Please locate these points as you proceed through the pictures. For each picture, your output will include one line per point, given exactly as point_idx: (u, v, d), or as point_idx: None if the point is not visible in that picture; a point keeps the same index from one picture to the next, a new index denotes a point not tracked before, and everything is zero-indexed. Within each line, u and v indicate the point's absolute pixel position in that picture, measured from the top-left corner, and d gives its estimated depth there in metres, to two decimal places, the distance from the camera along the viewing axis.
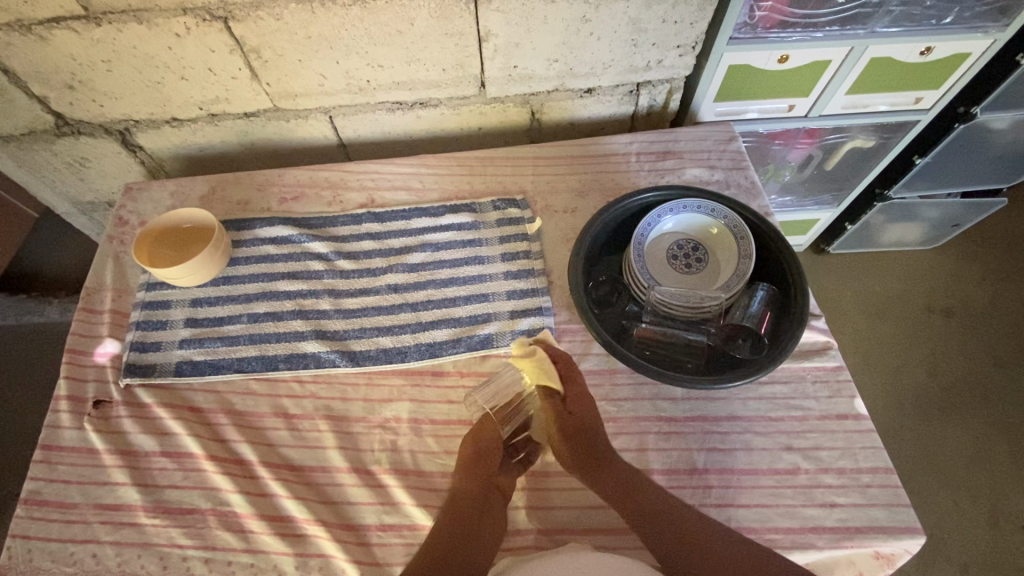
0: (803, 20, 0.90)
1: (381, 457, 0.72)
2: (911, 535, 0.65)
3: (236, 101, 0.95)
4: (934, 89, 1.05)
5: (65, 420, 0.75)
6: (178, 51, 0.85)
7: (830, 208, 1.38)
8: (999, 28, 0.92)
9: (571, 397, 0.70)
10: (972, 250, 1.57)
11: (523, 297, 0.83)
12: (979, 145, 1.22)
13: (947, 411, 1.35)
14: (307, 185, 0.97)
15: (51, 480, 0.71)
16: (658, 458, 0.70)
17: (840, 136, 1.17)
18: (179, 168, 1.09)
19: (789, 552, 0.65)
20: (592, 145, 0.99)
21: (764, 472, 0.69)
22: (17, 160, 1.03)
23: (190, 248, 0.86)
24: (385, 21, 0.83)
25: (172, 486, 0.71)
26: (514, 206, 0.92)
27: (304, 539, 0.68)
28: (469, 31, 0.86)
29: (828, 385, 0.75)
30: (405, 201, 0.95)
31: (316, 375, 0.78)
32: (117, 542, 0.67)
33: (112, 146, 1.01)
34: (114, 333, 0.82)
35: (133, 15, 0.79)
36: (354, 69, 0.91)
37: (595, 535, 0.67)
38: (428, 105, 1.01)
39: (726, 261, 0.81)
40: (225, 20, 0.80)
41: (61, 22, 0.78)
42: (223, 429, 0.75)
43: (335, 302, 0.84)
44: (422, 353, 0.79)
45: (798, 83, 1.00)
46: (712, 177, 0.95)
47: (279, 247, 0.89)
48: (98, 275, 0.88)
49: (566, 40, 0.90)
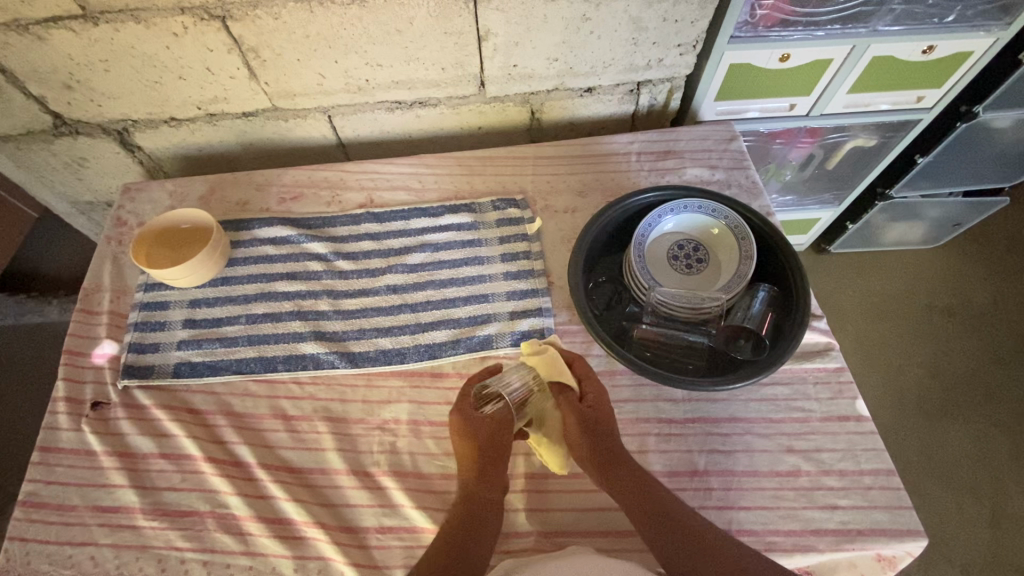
0: (804, 18, 0.90)
1: (380, 459, 0.72)
2: (913, 537, 0.65)
3: (235, 101, 0.94)
4: (936, 88, 1.04)
5: (62, 421, 0.75)
6: (176, 50, 0.84)
7: (831, 208, 1.37)
8: (1001, 26, 0.92)
9: (589, 394, 0.70)
10: (973, 249, 1.56)
11: (522, 298, 0.82)
12: (981, 144, 1.22)
13: (948, 411, 1.35)
14: (306, 184, 0.97)
15: (49, 482, 0.71)
16: (658, 460, 0.70)
17: (841, 135, 1.17)
18: (178, 168, 1.08)
19: (790, 555, 0.65)
20: (593, 144, 0.98)
21: (765, 474, 0.69)
22: (16, 160, 1.03)
23: (188, 249, 0.86)
24: (384, 20, 0.83)
25: (170, 488, 0.70)
26: (514, 206, 0.92)
27: (302, 541, 0.67)
28: (468, 31, 0.86)
29: (829, 386, 0.75)
30: (404, 201, 0.95)
31: (315, 377, 0.78)
32: (115, 545, 0.67)
33: (111, 146, 1.01)
34: (112, 334, 0.82)
35: (131, 14, 0.78)
36: (353, 69, 0.90)
37: (596, 537, 0.66)
38: (427, 105, 1.00)
39: (727, 262, 0.81)
40: (223, 20, 0.80)
41: (58, 22, 0.78)
42: (222, 430, 0.74)
43: (334, 303, 0.84)
44: (421, 354, 0.79)
45: (799, 82, 1.00)
46: (713, 177, 0.94)
47: (277, 247, 0.89)
48: (96, 275, 0.88)
49: (566, 39, 0.90)
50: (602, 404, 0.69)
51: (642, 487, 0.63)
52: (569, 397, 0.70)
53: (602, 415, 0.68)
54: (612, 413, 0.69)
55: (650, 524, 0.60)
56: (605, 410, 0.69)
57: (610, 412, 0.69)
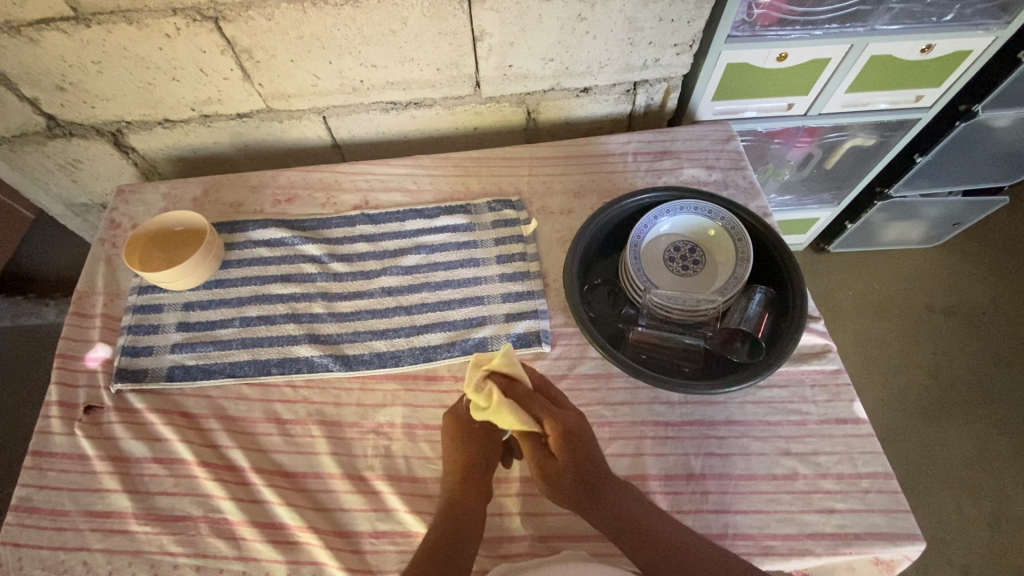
0: (802, 17, 0.89)
1: (375, 463, 0.71)
2: (912, 541, 0.64)
3: (229, 102, 0.94)
4: (934, 87, 1.04)
5: (55, 425, 0.74)
6: (168, 52, 0.84)
7: (830, 208, 1.37)
8: (1000, 25, 0.91)
9: (554, 435, 0.60)
10: (973, 249, 1.56)
11: (518, 300, 0.82)
12: (981, 143, 1.21)
13: (949, 412, 1.34)
14: (301, 186, 0.97)
15: (41, 487, 0.70)
16: (655, 463, 0.70)
17: (839, 135, 1.16)
18: (173, 170, 1.08)
19: (787, 559, 0.64)
20: (589, 145, 0.98)
21: (762, 477, 0.68)
22: (10, 163, 1.02)
23: (182, 251, 0.85)
24: (379, 20, 0.82)
25: (164, 493, 0.70)
26: (509, 207, 0.91)
27: (296, 546, 0.67)
28: (463, 31, 0.85)
29: (827, 388, 0.74)
30: (399, 202, 0.94)
31: (309, 380, 0.78)
32: (108, 550, 0.67)
33: (104, 147, 1.00)
34: (106, 338, 0.81)
35: (122, 16, 0.78)
36: (347, 70, 0.90)
37: (591, 542, 0.66)
38: (423, 105, 1.00)
39: (724, 263, 0.80)
40: (216, 21, 0.79)
41: (49, 24, 0.77)
42: (216, 434, 0.74)
43: (328, 306, 0.83)
44: (416, 357, 0.78)
45: (797, 81, 0.99)
46: (710, 178, 0.94)
47: (272, 249, 0.88)
48: (90, 278, 0.87)
49: (561, 40, 0.89)
50: (574, 440, 0.61)
51: (639, 519, 0.61)
52: (530, 438, 0.62)
53: (578, 449, 0.60)
54: (592, 440, 0.62)
55: (647, 552, 0.59)
56: (582, 444, 0.61)
57: (588, 441, 0.62)
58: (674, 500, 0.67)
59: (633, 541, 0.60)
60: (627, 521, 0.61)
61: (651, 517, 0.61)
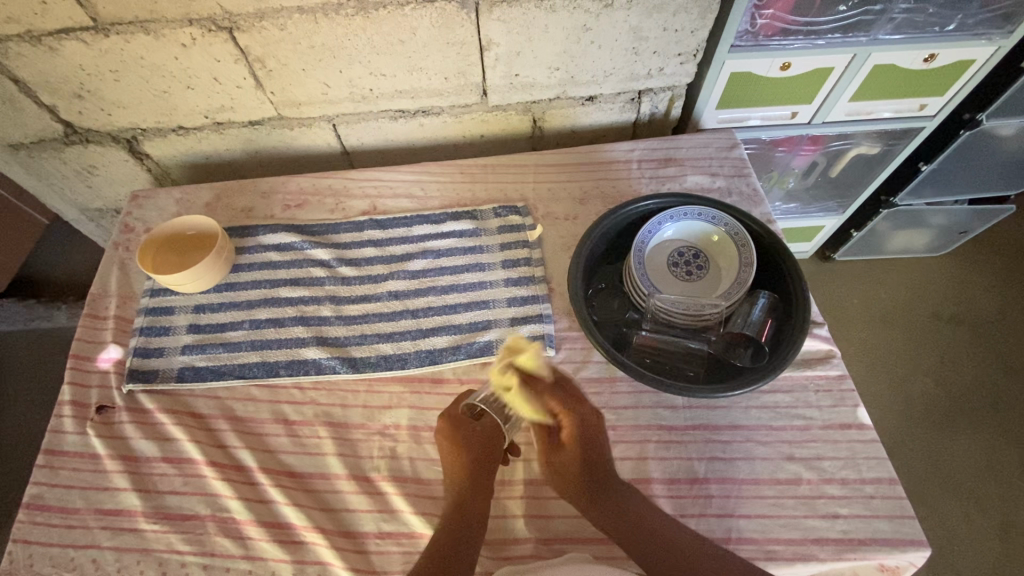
0: (804, 27, 0.90)
1: (380, 464, 0.72)
2: (917, 548, 0.64)
3: (242, 110, 0.96)
4: (938, 96, 1.04)
5: (68, 424, 0.76)
6: (183, 60, 0.86)
7: (836, 216, 1.36)
8: (1003, 35, 0.92)
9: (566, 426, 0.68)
10: (981, 258, 1.55)
11: (522, 304, 0.83)
12: (986, 152, 1.21)
13: (957, 420, 1.33)
14: (310, 192, 0.98)
15: (53, 485, 0.72)
16: (658, 467, 0.70)
17: (844, 143, 1.17)
18: (186, 175, 1.10)
19: (792, 563, 0.64)
20: (594, 152, 0.99)
21: (766, 481, 0.69)
22: (26, 168, 1.05)
23: (193, 254, 0.88)
24: (387, 30, 0.84)
25: (172, 492, 0.71)
26: (515, 213, 0.92)
27: (302, 546, 0.68)
28: (470, 40, 0.87)
29: (831, 394, 0.74)
30: (406, 209, 0.96)
31: (316, 382, 0.79)
32: (117, 547, 0.67)
33: (119, 154, 1.03)
34: (118, 339, 0.83)
35: (140, 26, 0.80)
36: (357, 78, 0.92)
37: (594, 545, 0.66)
38: (430, 113, 1.01)
39: (727, 268, 0.81)
40: (230, 31, 0.82)
41: (69, 33, 0.80)
42: (224, 434, 0.75)
43: (336, 309, 0.84)
44: (422, 361, 0.79)
45: (800, 90, 1.00)
46: (714, 184, 0.94)
47: (282, 253, 0.90)
48: (104, 281, 0.89)
49: (567, 49, 0.91)
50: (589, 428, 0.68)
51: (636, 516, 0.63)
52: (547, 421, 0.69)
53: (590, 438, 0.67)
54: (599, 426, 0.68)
55: (646, 547, 0.61)
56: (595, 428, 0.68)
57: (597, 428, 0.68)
58: (678, 504, 0.68)
59: (631, 542, 0.61)
60: (623, 513, 0.63)
61: (639, 519, 0.63)
